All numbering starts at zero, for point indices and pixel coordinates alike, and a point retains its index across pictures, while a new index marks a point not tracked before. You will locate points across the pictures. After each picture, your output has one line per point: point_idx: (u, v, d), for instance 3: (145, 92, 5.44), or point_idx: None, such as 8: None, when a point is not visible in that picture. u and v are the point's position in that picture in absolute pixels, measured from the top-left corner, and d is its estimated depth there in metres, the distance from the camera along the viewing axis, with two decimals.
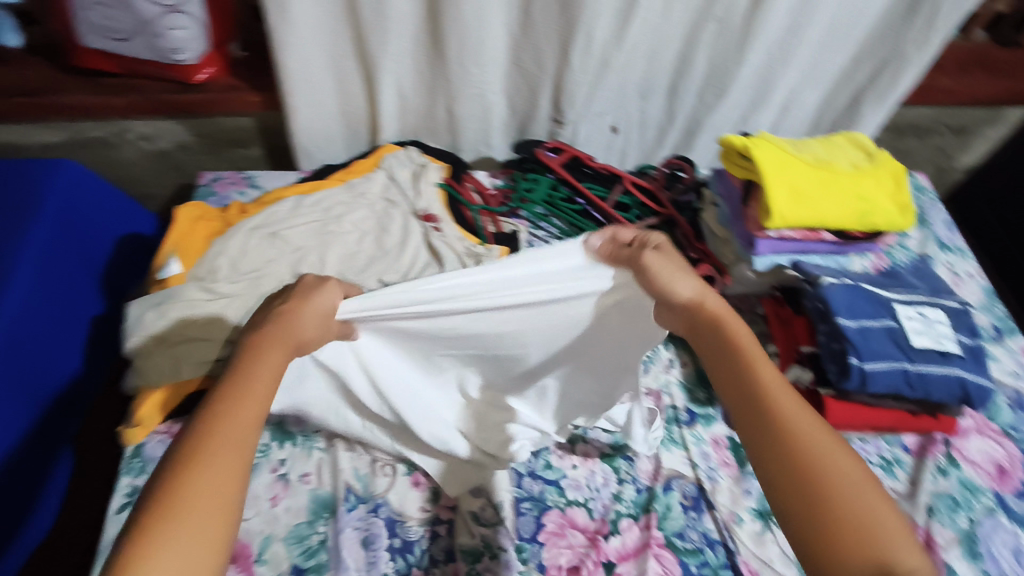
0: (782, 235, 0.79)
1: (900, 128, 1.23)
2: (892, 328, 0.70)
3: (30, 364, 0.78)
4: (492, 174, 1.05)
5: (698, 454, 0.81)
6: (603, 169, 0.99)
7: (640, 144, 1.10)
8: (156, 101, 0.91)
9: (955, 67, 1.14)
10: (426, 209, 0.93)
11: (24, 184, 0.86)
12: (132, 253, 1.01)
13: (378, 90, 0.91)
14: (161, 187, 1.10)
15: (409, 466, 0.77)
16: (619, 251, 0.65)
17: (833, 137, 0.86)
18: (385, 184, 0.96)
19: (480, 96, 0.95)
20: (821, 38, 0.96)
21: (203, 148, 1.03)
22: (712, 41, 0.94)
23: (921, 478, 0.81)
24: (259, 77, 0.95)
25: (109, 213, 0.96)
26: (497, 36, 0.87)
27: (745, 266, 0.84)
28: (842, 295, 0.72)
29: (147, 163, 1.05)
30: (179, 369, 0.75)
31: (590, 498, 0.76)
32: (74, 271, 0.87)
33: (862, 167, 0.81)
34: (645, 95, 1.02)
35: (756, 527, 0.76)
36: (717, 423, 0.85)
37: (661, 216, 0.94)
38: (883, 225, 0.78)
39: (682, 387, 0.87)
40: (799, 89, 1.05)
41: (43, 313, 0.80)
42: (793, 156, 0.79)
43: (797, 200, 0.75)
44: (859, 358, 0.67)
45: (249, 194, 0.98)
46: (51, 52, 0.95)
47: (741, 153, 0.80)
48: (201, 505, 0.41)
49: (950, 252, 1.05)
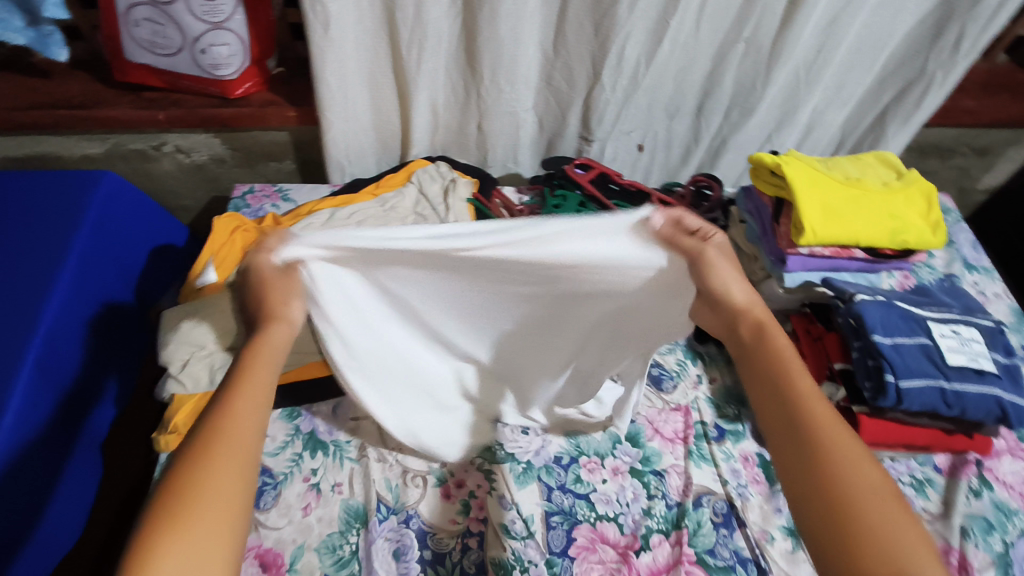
0: (812, 252, 0.80)
1: (923, 149, 1.24)
2: (927, 346, 0.70)
3: (69, 369, 0.79)
4: (520, 191, 1.06)
5: (728, 471, 0.80)
6: (631, 186, 1.00)
7: (665, 162, 1.13)
8: (196, 114, 0.94)
9: (979, 89, 1.15)
10: (455, 223, 0.94)
11: (67, 193, 0.88)
12: (165, 263, 1.02)
13: (412, 106, 0.93)
14: (195, 199, 1.13)
15: (440, 477, 0.77)
16: (681, 238, 0.56)
17: (862, 156, 0.87)
18: (416, 198, 0.97)
19: (511, 113, 0.96)
20: (848, 59, 0.97)
21: (238, 161, 1.05)
22: (740, 61, 0.95)
23: (954, 499, 0.81)
24: (295, 93, 0.98)
25: (146, 223, 0.98)
26: (530, 56, 0.89)
27: (774, 283, 0.84)
28: (876, 312, 0.72)
29: (182, 175, 1.07)
30: (216, 376, 0.75)
31: (620, 513, 0.75)
32: (111, 279, 0.89)
33: (893, 186, 0.81)
34: (672, 115, 1.04)
35: (787, 545, 0.75)
36: (746, 440, 0.84)
37: None
38: (916, 242, 0.78)
39: (711, 403, 0.87)
40: (824, 110, 1.06)
41: (82, 320, 0.82)
42: (824, 173, 0.79)
43: (829, 218, 0.75)
44: (895, 374, 0.67)
45: (282, 206, 1.00)
46: (96, 67, 0.98)
47: (772, 170, 0.80)
48: (196, 521, 0.39)
49: (977, 272, 1.04)
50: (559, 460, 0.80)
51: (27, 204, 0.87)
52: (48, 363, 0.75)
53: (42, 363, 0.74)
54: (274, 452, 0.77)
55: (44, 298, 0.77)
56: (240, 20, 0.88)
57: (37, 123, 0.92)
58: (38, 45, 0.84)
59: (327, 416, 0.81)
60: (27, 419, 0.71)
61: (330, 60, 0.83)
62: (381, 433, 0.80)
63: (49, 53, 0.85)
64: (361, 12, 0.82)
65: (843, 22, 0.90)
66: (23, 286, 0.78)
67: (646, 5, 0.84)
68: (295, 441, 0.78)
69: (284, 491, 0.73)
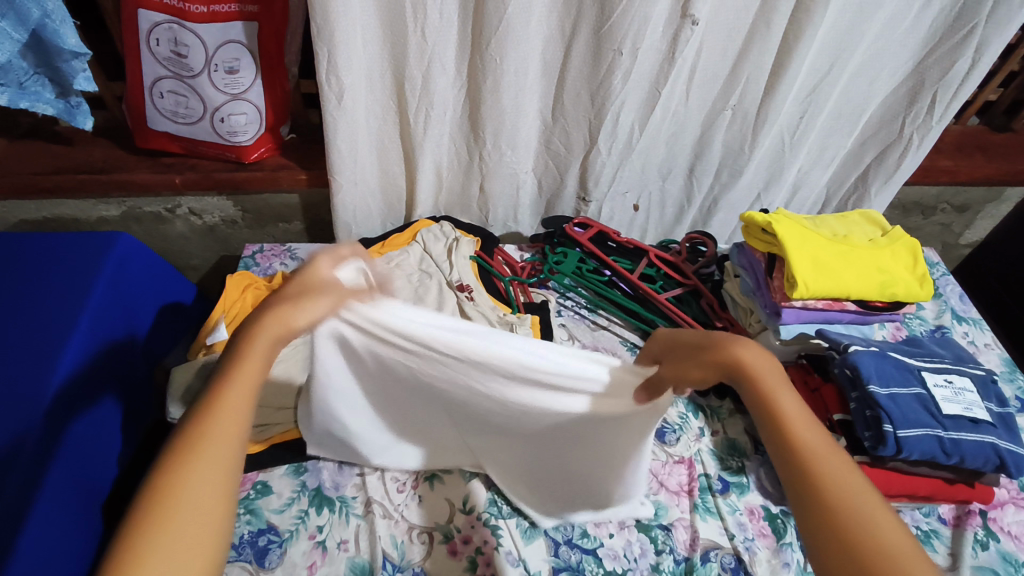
0: (806, 304, 0.82)
1: (907, 207, 1.30)
2: (922, 395, 0.72)
3: (78, 426, 0.79)
4: (521, 248, 1.10)
5: (734, 524, 0.81)
6: (629, 243, 1.04)
7: (660, 221, 1.17)
8: (211, 178, 0.98)
9: (955, 149, 1.20)
10: (459, 280, 0.97)
11: (84, 253, 0.91)
12: (173, 321, 1.03)
13: (418, 169, 0.97)
14: (204, 258, 1.15)
15: (446, 533, 0.76)
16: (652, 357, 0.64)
17: (848, 214, 0.91)
18: (420, 255, 1.00)
19: (512, 175, 1.01)
20: (830, 123, 1.03)
21: (248, 222, 1.09)
22: (728, 126, 1.00)
23: (961, 551, 0.81)
24: (307, 158, 1.03)
25: (154, 280, 1.00)
26: (529, 122, 0.94)
27: (770, 335, 0.86)
28: (871, 362, 0.74)
29: (194, 236, 1.10)
30: None
31: (628, 569, 0.75)
32: (122, 338, 0.90)
33: (879, 242, 0.85)
34: (665, 176, 1.08)
35: None
36: (751, 492, 0.85)
37: (685, 287, 0.99)
38: (904, 295, 0.80)
39: (713, 455, 0.88)
40: (808, 170, 1.10)
41: (93, 378, 0.83)
42: (813, 230, 0.83)
43: (818, 273, 0.78)
44: (893, 424, 0.68)
45: (291, 265, 1.03)
46: (116, 134, 1.03)
47: (763, 228, 0.84)
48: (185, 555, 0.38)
49: (967, 323, 1.07)
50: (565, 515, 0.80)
51: (42, 263, 0.89)
52: (58, 420, 0.76)
53: (53, 421, 0.74)
54: (279, 509, 0.77)
55: (57, 355, 0.78)
56: (257, 92, 0.93)
57: (58, 187, 0.96)
58: (66, 115, 0.89)
59: (334, 471, 0.81)
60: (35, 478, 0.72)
61: (342, 128, 0.87)
62: (386, 489, 0.80)
63: (75, 122, 0.90)
64: (372, 85, 0.88)
65: (823, 89, 0.96)
66: (36, 344, 0.79)
67: (639, 76, 0.89)
68: (300, 496, 0.78)
69: (290, 550, 0.73)
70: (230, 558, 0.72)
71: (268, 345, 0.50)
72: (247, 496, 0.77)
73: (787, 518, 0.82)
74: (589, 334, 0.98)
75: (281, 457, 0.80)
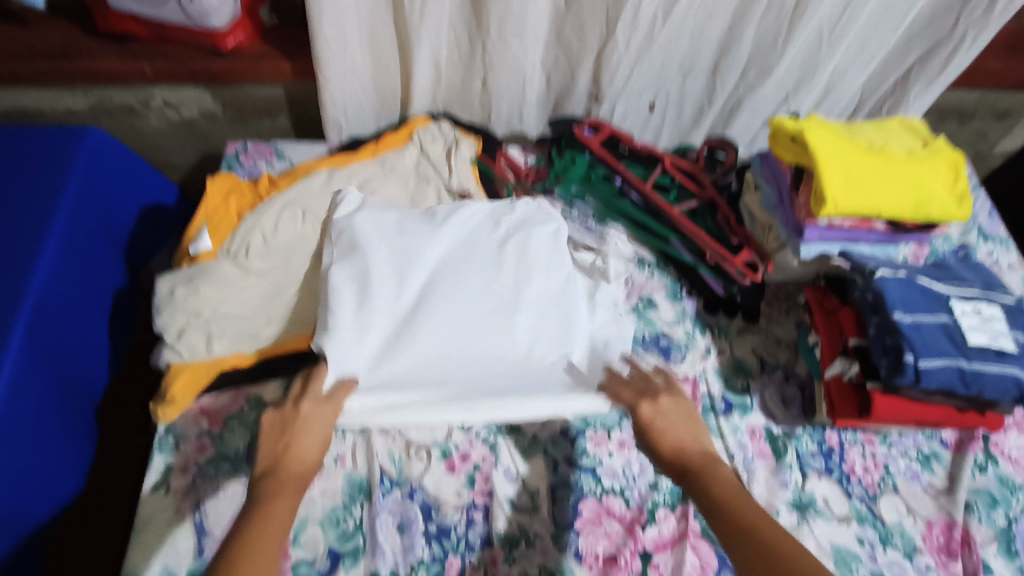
0: (831, 224, 0.76)
1: (943, 112, 1.19)
2: (947, 324, 0.68)
3: (60, 336, 0.76)
4: (525, 151, 1.01)
5: (735, 445, 0.80)
6: (642, 149, 0.96)
7: (677, 123, 1.07)
8: (185, 66, 0.89)
9: (1006, 48, 1.09)
10: (459, 186, 0.91)
11: (51, 151, 0.84)
12: (157, 225, 0.98)
13: (414, 61, 0.88)
14: (183, 157, 1.07)
15: (444, 450, 0.76)
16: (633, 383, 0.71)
17: (886, 123, 0.82)
18: (416, 158, 0.93)
19: (518, 69, 0.91)
20: (876, 16, 0.91)
21: (230, 117, 1.00)
22: (761, 18, 0.90)
23: (959, 474, 0.82)
24: (291, 45, 0.93)
25: (131, 181, 0.93)
26: (539, 9, 0.83)
27: (789, 255, 0.81)
28: (896, 288, 0.70)
29: (172, 133, 1.02)
30: (212, 346, 0.75)
31: (626, 486, 0.75)
32: (101, 245, 0.85)
33: (918, 155, 0.77)
34: (687, 73, 0.98)
35: (792, 518, 0.76)
36: (754, 413, 0.84)
37: (701, 198, 0.92)
38: (940, 215, 0.74)
39: (719, 376, 0.86)
40: (845, 70, 1.00)
41: (71, 287, 0.79)
42: (847, 140, 0.75)
43: (850, 190, 0.71)
44: (915, 354, 0.65)
45: (277, 166, 0.96)
46: (76, 14, 0.92)
47: (793, 137, 0.76)
48: None
49: (993, 241, 1.01)
50: (565, 433, 0.78)
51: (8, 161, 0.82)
52: (40, 333, 0.73)
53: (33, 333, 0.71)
54: None
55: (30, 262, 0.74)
56: None
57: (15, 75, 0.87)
58: None
59: None
60: (22, 391, 0.70)
61: (327, 12, 0.77)
62: None
63: None
64: None
65: None
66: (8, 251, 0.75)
67: None
68: None
69: None
70: (228, 472, 0.72)
71: (296, 485, 0.58)
72: (241, 411, 0.77)
73: (788, 439, 0.82)
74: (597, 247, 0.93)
75: (272, 372, 0.77)
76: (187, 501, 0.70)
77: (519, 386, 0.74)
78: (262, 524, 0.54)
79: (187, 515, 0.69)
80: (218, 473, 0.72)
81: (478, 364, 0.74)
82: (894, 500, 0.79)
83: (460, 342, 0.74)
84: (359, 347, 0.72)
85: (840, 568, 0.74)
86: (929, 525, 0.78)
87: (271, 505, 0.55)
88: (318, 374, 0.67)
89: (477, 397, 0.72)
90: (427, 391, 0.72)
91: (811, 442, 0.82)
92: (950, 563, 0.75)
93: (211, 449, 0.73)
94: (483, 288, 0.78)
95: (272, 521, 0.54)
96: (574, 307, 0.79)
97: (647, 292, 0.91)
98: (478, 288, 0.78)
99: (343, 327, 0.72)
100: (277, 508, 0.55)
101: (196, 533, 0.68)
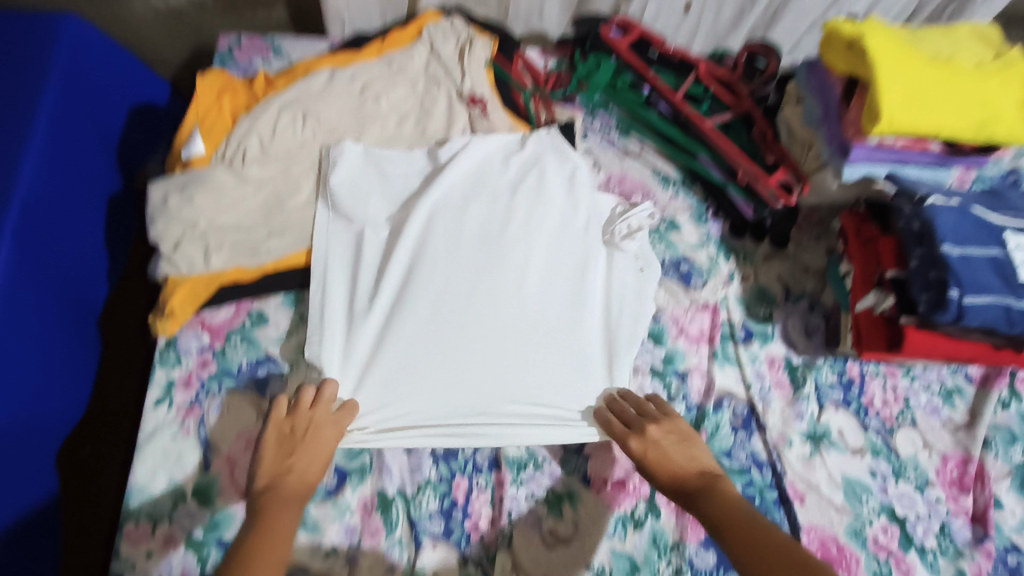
0: (881, 143, 0.69)
1: (1007, 19, 1.08)
2: (999, 258, 0.63)
3: (54, 244, 0.72)
4: (545, 53, 0.92)
5: (752, 374, 0.78)
6: (676, 53, 0.86)
7: (713, 27, 0.97)
8: None
9: None
10: (471, 89, 0.83)
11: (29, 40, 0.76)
12: (148, 125, 0.91)
13: None
14: (174, 53, 0.98)
15: None
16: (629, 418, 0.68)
17: (954, 31, 0.73)
18: (426, 59, 0.85)
19: None
20: None
21: (221, 6, 0.92)
22: None
23: (982, 409, 0.79)
24: None
25: (117, 76, 0.85)
26: None
27: (829, 177, 0.74)
28: (947, 217, 0.64)
29: (160, 24, 0.93)
30: (210, 258, 0.71)
31: None
32: (89, 145, 0.79)
33: (988, 67, 0.68)
34: None
35: (805, 450, 0.75)
36: (774, 342, 0.80)
37: (736, 111, 0.84)
38: (1006, 137, 0.66)
39: (741, 303, 0.82)
40: None
41: (60, 191, 0.74)
42: (910, 49, 0.67)
43: (908, 105, 0.64)
44: (961, 289, 0.61)
45: (275, 64, 0.88)
46: None
47: (850, 44, 0.68)
48: None
49: None
50: None
51: None
52: (30, 238, 0.69)
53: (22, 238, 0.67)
54: (279, 339, 0.73)
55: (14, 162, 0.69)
56: None
57: None
58: None
59: None
60: (17, 300, 0.67)
61: None
62: None
63: None
64: None
65: None
66: None
67: None
68: (298, 329, 0.74)
69: (291, 380, 0.71)
70: (231, 387, 0.70)
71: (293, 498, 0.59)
72: (243, 326, 0.74)
73: (808, 370, 0.79)
74: (617, 163, 0.88)
75: (274, 287, 0.74)
76: (192, 416, 0.69)
77: (518, 399, 0.70)
78: (266, 537, 0.55)
79: (192, 431, 0.68)
80: (221, 388, 0.70)
81: (465, 409, 0.69)
82: (911, 434, 0.78)
83: (455, 353, 0.71)
84: (350, 346, 0.71)
85: (850, 499, 0.73)
86: (944, 460, 0.77)
87: (277, 517, 0.57)
88: (327, 388, 0.66)
89: (478, 401, 0.70)
90: (407, 411, 0.69)
91: (831, 373, 0.79)
92: (961, 497, 0.75)
93: (214, 365, 0.71)
94: (488, 278, 0.74)
95: (275, 532, 0.56)
96: (583, 305, 0.75)
97: (669, 213, 0.86)
98: (483, 273, 0.75)
99: (336, 314, 0.72)
100: (283, 523, 0.57)
101: (201, 447, 0.67)
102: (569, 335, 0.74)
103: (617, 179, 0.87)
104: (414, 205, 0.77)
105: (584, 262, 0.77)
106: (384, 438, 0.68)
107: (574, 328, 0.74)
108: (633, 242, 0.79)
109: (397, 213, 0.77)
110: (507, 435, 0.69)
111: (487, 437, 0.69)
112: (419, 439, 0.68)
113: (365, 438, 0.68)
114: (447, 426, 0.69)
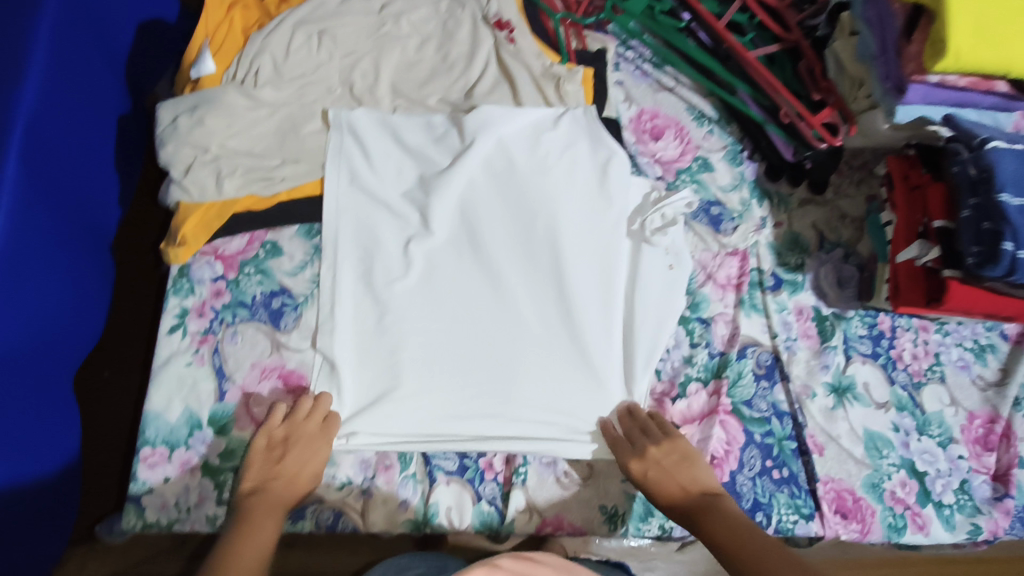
0: (943, 81, 0.63)
1: None
2: None
3: (60, 164, 0.69)
4: None
5: (779, 323, 0.75)
6: None
7: None
8: None
9: None
10: (498, 13, 0.78)
11: None
12: (155, 41, 0.86)
13: None
14: None
15: None
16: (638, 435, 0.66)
17: None
18: None
19: None
20: None
21: None
22: None
23: (1014, 368, 0.77)
24: None
25: None
26: None
27: (880, 117, 0.70)
28: (1010, 163, 0.59)
29: None
30: (222, 184, 0.68)
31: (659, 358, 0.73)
32: (94, 59, 0.75)
33: None
34: None
35: (828, 402, 0.73)
36: (804, 291, 0.77)
37: (784, 43, 0.79)
38: None
39: (772, 250, 0.78)
40: None
41: (65, 107, 0.70)
42: None
43: (980, 37, 0.58)
44: (1016, 243, 0.57)
45: None
46: None
47: None
48: None
49: None
50: None
51: None
52: (35, 158, 0.65)
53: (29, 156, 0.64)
54: (293, 271, 0.71)
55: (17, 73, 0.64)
56: None
57: None
58: None
59: None
60: (27, 220, 0.64)
61: None
62: None
63: None
64: None
65: None
66: None
67: None
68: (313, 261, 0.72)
69: (305, 314, 0.69)
70: (245, 318, 0.69)
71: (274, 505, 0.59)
72: (256, 257, 0.71)
73: (838, 322, 0.76)
74: (650, 97, 0.83)
75: (290, 216, 0.72)
76: (206, 344, 0.68)
77: (521, 403, 0.67)
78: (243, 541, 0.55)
79: (207, 359, 0.67)
80: (234, 319, 0.69)
81: (463, 416, 0.66)
82: (939, 390, 0.75)
83: (461, 353, 0.68)
84: (356, 334, 0.68)
85: (870, 453, 0.72)
86: (971, 418, 0.75)
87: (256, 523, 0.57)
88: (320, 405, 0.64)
89: (484, 402, 0.66)
90: (406, 412, 0.66)
91: (861, 326, 0.77)
92: (985, 455, 0.73)
93: (227, 294, 0.70)
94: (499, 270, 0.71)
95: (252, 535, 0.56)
96: (604, 301, 0.71)
97: (702, 152, 0.82)
98: (500, 270, 0.71)
99: (345, 299, 0.69)
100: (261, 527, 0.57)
101: (216, 376, 0.67)
102: (584, 337, 0.70)
103: (648, 114, 0.83)
104: (435, 183, 0.73)
105: (610, 258, 0.73)
106: (377, 438, 0.65)
107: (591, 332, 0.70)
108: (665, 236, 0.73)
109: (416, 193, 0.73)
110: (509, 442, 0.66)
111: (486, 443, 0.66)
112: (405, 443, 0.65)
113: (364, 431, 0.65)
114: (445, 434, 0.66)
